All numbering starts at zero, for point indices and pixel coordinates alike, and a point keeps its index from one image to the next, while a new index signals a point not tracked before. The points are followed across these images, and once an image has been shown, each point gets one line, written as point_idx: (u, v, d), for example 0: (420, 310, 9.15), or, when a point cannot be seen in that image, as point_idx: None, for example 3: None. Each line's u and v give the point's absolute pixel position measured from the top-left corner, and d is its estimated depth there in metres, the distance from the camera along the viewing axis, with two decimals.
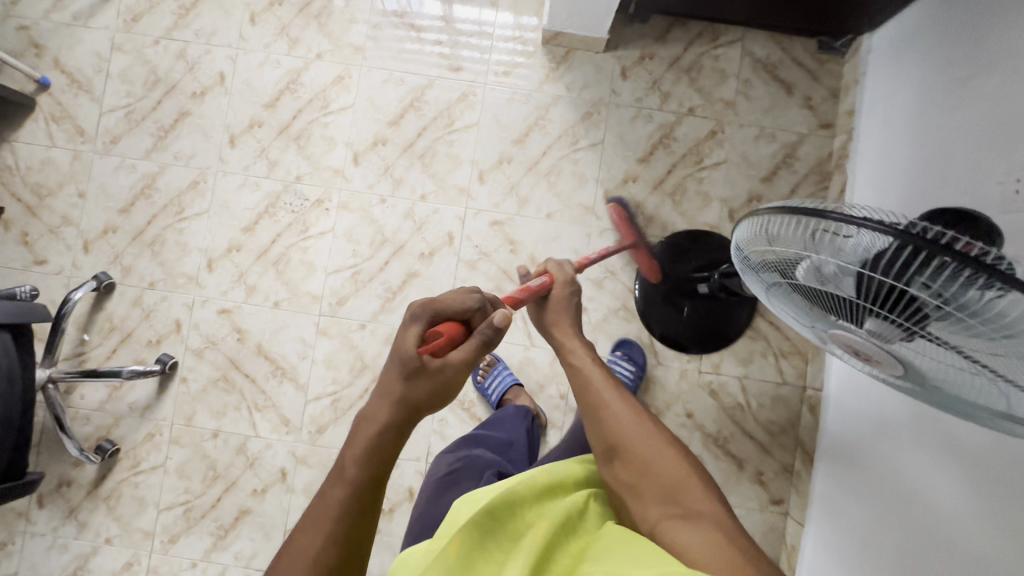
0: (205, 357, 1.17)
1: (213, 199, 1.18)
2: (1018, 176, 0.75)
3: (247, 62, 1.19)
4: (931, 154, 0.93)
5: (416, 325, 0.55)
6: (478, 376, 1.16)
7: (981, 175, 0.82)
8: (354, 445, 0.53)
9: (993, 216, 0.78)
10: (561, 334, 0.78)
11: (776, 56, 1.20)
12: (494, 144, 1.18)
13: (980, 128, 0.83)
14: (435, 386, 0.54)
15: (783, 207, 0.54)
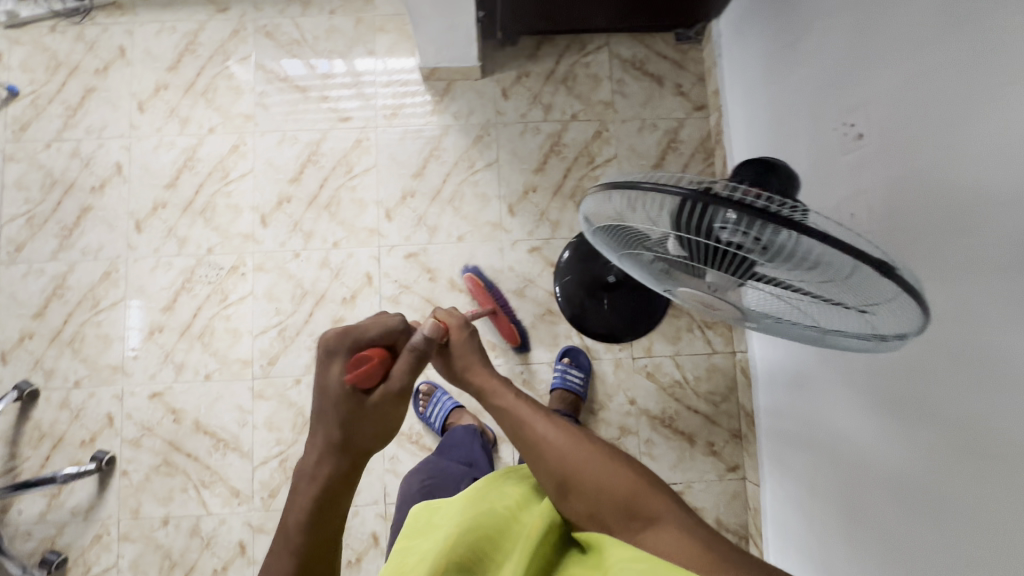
0: (143, 445, 1.15)
1: (127, 286, 1.19)
2: (846, 121, 0.82)
3: (141, 148, 1.22)
4: (781, 116, 1.01)
5: (336, 359, 0.56)
6: (419, 406, 1.18)
7: (822, 125, 0.89)
8: (297, 504, 0.55)
9: (837, 159, 0.85)
10: (476, 370, 0.73)
11: (641, 54, 1.29)
12: (394, 182, 1.22)
13: (814, 84, 0.90)
14: (374, 419, 0.56)
15: (608, 182, 0.56)
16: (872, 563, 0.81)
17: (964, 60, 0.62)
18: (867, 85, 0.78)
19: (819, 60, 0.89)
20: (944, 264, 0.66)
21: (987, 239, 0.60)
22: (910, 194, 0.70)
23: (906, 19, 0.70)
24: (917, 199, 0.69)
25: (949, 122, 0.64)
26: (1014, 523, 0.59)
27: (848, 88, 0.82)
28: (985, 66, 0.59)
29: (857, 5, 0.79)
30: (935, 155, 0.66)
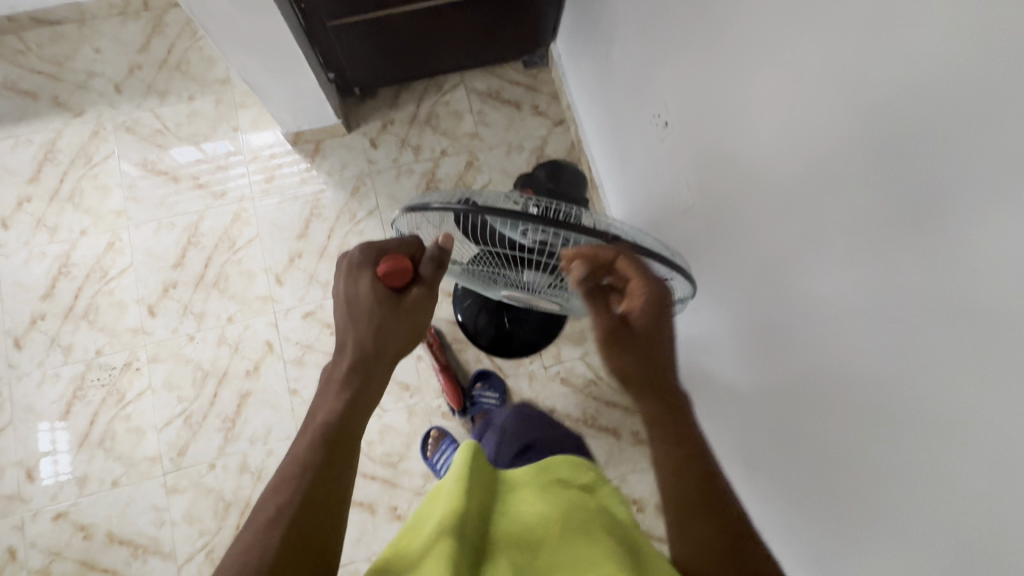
0: (53, 572, 1.07)
1: (15, 407, 1.14)
2: (653, 114, 0.91)
3: (10, 265, 1.19)
4: (614, 118, 1.10)
5: (364, 272, 0.55)
6: (426, 449, 1.16)
7: (640, 121, 0.97)
8: (328, 402, 0.51)
9: (657, 148, 0.93)
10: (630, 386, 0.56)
11: (496, 85, 1.37)
12: (279, 247, 1.23)
13: (628, 86, 0.99)
14: (400, 326, 0.55)
15: (405, 207, 0.57)
16: (765, 514, 0.83)
17: (710, 43, 0.69)
18: (660, 79, 0.86)
19: (627, 64, 0.97)
20: (741, 221, 0.71)
21: (760, 194, 0.65)
22: (710, 165, 0.76)
23: (669, 17, 0.78)
24: (714, 169, 0.75)
25: (716, 96, 0.70)
26: (831, 444, 0.61)
27: (649, 83, 0.90)
28: (722, 45, 0.66)
29: (639, 10, 0.88)
30: (716, 128, 0.72)
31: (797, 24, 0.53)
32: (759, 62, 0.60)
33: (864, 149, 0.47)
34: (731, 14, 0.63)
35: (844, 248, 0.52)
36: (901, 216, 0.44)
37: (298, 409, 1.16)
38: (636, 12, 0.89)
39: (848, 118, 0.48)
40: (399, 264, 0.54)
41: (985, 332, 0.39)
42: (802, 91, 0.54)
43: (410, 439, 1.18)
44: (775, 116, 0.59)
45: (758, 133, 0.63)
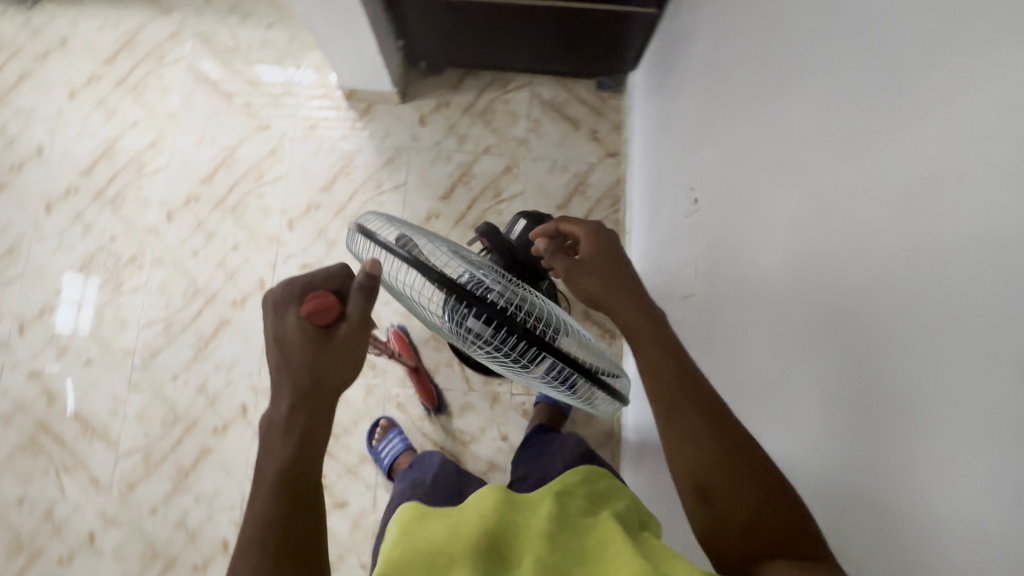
0: (14, 422, 1.15)
1: (28, 264, 1.22)
2: (689, 187, 0.87)
3: (64, 134, 1.26)
4: (655, 172, 1.07)
5: (288, 311, 0.47)
6: (370, 438, 1.15)
7: (677, 187, 0.93)
8: (273, 453, 0.45)
9: (683, 220, 0.89)
10: (619, 309, 0.57)
11: (562, 97, 1.32)
12: (301, 193, 1.25)
13: (678, 148, 0.95)
14: (341, 356, 0.47)
15: (366, 233, 0.51)
16: None
17: (765, 146, 0.66)
18: (707, 155, 0.82)
19: (685, 124, 0.92)
20: (738, 325, 0.70)
21: (765, 310, 0.64)
22: (723, 260, 0.75)
23: (735, 99, 0.74)
24: (728, 267, 0.74)
25: (753, 200, 0.68)
26: None
27: (696, 156, 0.86)
28: (777, 154, 0.63)
29: (711, 77, 0.83)
30: (743, 230, 0.70)
31: (855, 172, 0.50)
32: (806, 188, 0.57)
33: (879, 327, 0.46)
34: (795, 126, 0.60)
35: (829, 402, 0.52)
36: (895, 407, 0.44)
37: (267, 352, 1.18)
38: (706, 80, 0.84)
39: (872, 290, 0.47)
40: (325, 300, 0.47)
41: (956, 528, 0.38)
42: (837, 239, 0.52)
43: (359, 418, 1.18)
44: (801, 247, 0.58)
45: (780, 256, 0.62)
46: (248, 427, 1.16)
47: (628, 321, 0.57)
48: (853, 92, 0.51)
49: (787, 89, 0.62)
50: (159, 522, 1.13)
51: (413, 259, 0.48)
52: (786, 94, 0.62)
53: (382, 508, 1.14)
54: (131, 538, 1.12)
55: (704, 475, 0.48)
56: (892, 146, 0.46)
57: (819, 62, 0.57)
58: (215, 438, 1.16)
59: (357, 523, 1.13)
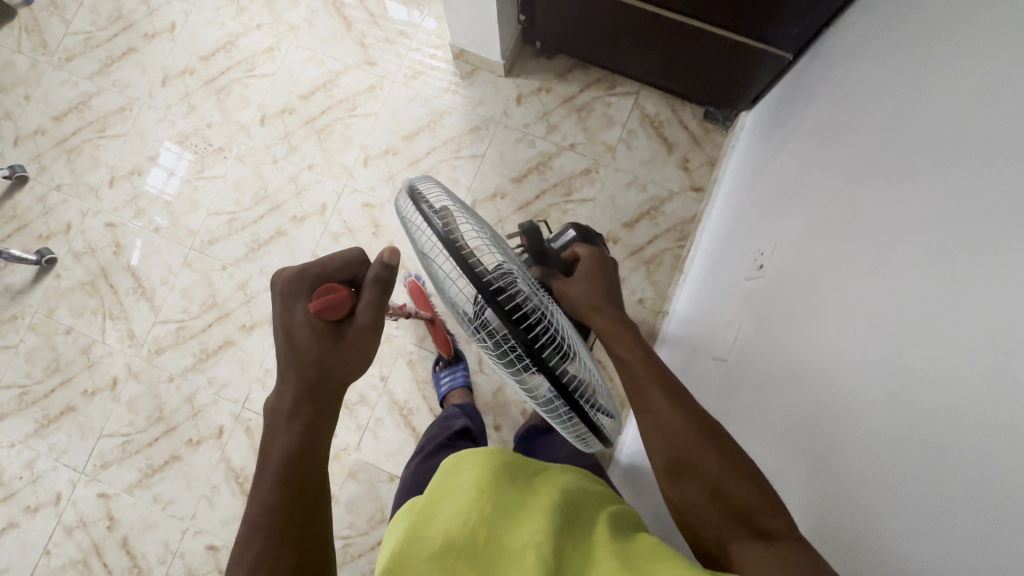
0: (82, 261, 1.27)
1: (133, 126, 1.31)
2: (759, 252, 0.83)
3: (197, 18, 1.34)
4: (732, 223, 1.02)
5: (301, 301, 0.55)
6: (437, 364, 1.19)
7: (747, 247, 0.89)
8: (279, 438, 0.52)
9: (740, 282, 0.85)
10: (595, 312, 0.67)
11: (664, 115, 1.27)
12: (385, 135, 1.28)
13: (761, 206, 0.90)
14: (352, 349, 0.55)
15: (411, 195, 0.53)
16: None
17: (846, 238, 0.62)
18: (786, 224, 0.78)
19: (778, 185, 0.87)
20: (755, 402, 0.69)
21: (786, 400, 0.63)
22: (761, 334, 0.73)
23: (836, 179, 0.70)
24: (763, 344, 0.72)
25: (812, 286, 0.66)
26: None
27: (776, 221, 0.82)
28: (852, 251, 0.60)
29: (821, 147, 0.78)
30: (792, 313, 0.68)
31: (924, 300, 0.47)
32: (866, 298, 0.55)
33: (889, 460, 0.45)
34: (884, 231, 0.56)
35: (822, 513, 0.52)
36: (878, 543, 0.44)
37: None
38: (817, 148, 0.79)
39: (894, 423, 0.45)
40: (338, 295, 0.54)
41: None
42: (878, 357, 0.50)
43: None
44: (840, 351, 0.56)
45: (819, 351, 0.59)
46: (271, 334, 1.23)
47: (601, 324, 0.66)
48: (963, 217, 0.46)
49: (890, 187, 0.58)
50: (172, 391, 1.22)
51: (446, 235, 0.49)
52: (887, 194, 0.58)
53: (364, 449, 1.19)
54: (145, 396, 1.23)
55: (679, 452, 0.53)
56: (971, 292, 0.42)
57: (936, 174, 0.51)
58: (240, 334, 1.23)
59: (338, 455, 1.19)
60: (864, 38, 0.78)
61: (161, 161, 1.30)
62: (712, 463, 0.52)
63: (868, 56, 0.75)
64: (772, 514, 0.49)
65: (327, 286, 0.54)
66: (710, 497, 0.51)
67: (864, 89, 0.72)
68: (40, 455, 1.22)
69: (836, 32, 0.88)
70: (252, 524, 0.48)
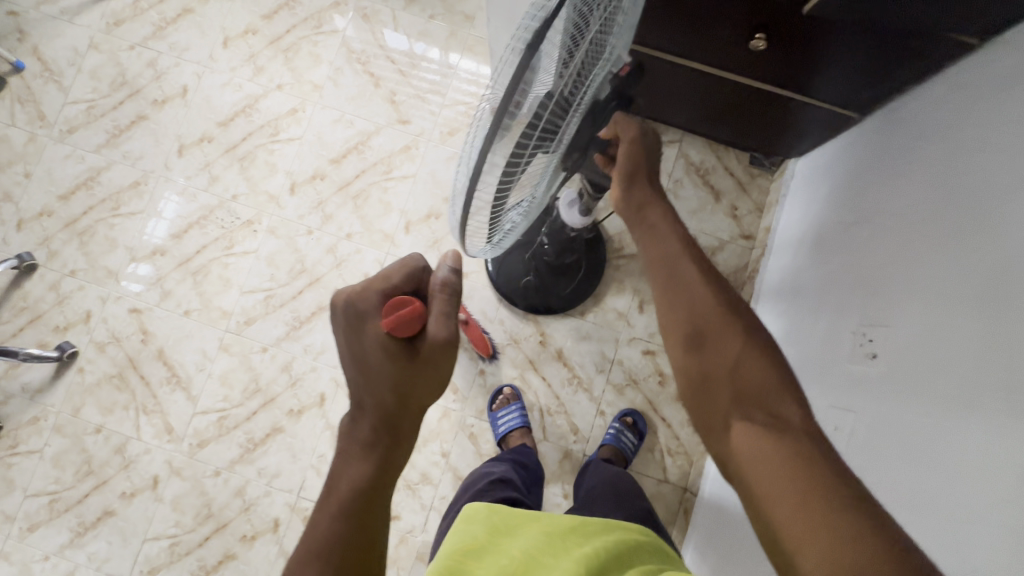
0: (106, 351, 1.18)
1: (150, 202, 1.23)
2: (864, 333, 0.82)
3: (210, 81, 1.26)
4: (809, 286, 1.00)
5: (372, 320, 0.49)
6: (493, 403, 1.18)
7: (844, 321, 0.88)
8: (352, 467, 0.49)
9: (846, 365, 0.84)
10: (638, 178, 0.66)
11: (710, 163, 1.26)
12: (425, 199, 1.22)
13: (849, 275, 0.89)
14: (427, 377, 0.49)
15: None
16: None
17: (973, 346, 0.62)
18: (889, 307, 0.78)
19: (870, 258, 0.85)
20: (885, 499, 0.70)
21: (931, 511, 0.62)
22: (883, 428, 0.73)
23: (945, 267, 0.69)
24: (889, 438, 0.72)
25: (936, 388, 0.66)
26: None
27: (877, 298, 0.81)
28: (983, 365, 0.60)
29: (916, 221, 0.77)
30: (919, 412, 0.68)
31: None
32: (1011, 425, 0.55)
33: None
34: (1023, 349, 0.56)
35: None
36: None
37: None
38: (910, 223, 0.78)
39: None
40: (409, 313, 0.47)
41: None
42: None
43: (429, 437, 1.18)
44: (987, 475, 0.56)
45: (960, 466, 0.60)
46: (321, 417, 1.17)
47: (638, 191, 0.66)
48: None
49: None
50: (220, 485, 1.15)
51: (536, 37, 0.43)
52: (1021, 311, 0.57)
53: (431, 531, 1.14)
54: (190, 492, 1.15)
55: (707, 326, 0.55)
56: None
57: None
58: (288, 420, 1.17)
59: (404, 538, 1.14)
60: (957, 113, 0.75)
61: (185, 238, 1.21)
62: (734, 350, 0.53)
63: (962, 136, 0.73)
64: (782, 398, 0.50)
65: (397, 300, 0.48)
66: (727, 374, 0.53)
67: (962, 173, 0.71)
68: (79, 566, 1.13)
69: (915, 101, 0.85)
70: (314, 543, 0.46)
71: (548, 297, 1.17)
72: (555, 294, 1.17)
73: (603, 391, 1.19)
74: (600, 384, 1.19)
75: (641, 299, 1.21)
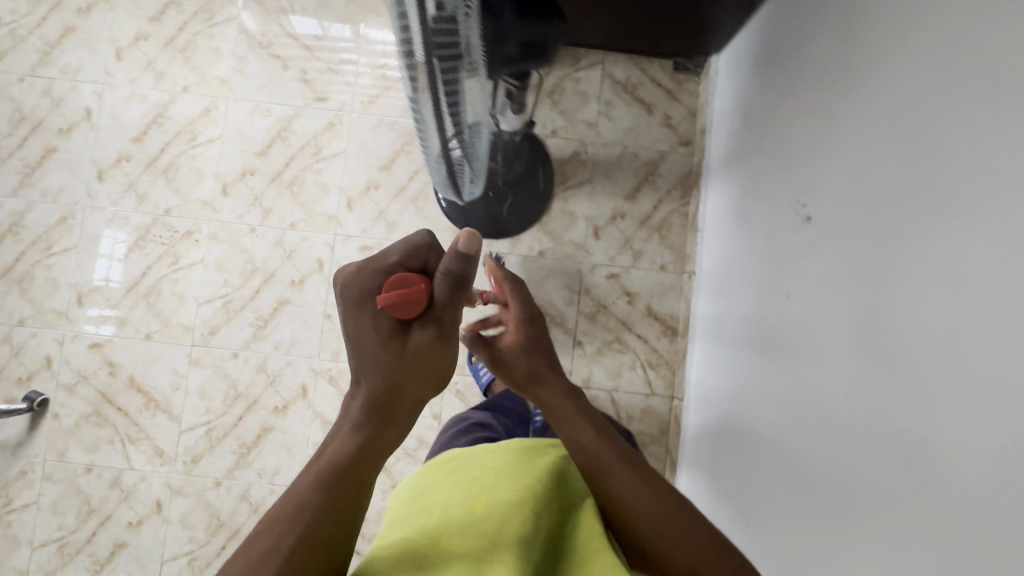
0: (77, 392, 1.17)
1: (82, 234, 1.19)
2: (798, 200, 0.79)
3: (113, 97, 1.20)
4: (750, 173, 0.98)
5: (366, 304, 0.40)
6: (471, 356, 1.19)
7: (780, 197, 0.86)
8: (340, 443, 0.40)
9: (784, 236, 0.82)
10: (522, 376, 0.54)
11: (635, 78, 1.24)
12: (361, 171, 1.20)
13: (785, 150, 0.85)
14: (425, 374, 0.41)
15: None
16: None
17: (882, 181, 0.58)
18: (817, 168, 0.75)
19: (797, 127, 0.83)
20: (811, 373, 0.69)
21: (862, 355, 0.59)
22: (815, 294, 0.70)
23: (857, 109, 0.66)
24: (820, 294, 0.69)
25: (854, 231, 0.63)
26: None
27: (806, 163, 0.79)
28: (890, 189, 0.56)
29: (835, 75, 0.74)
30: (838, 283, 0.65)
31: (995, 309, 0.43)
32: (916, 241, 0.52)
33: (964, 481, 0.45)
34: (922, 160, 0.52)
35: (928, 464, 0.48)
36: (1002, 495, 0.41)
37: (327, 334, 1.18)
38: (828, 79, 0.75)
39: (972, 443, 0.44)
40: (407, 300, 0.39)
41: None
42: (939, 359, 0.48)
43: None
44: (902, 300, 0.53)
45: (878, 308, 0.57)
46: (307, 407, 1.17)
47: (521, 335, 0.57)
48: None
49: (921, 111, 0.53)
50: (223, 494, 1.16)
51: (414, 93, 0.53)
52: (921, 146, 0.52)
53: None
54: (196, 508, 1.16)
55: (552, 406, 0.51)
56: None
57: (985, 153, 0.45)
58: (276, 417, 1.17)
59: None
60: None
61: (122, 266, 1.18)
62: (574, 418, 0.49)
63: None
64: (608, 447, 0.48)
65: (398, 279, 0.40)
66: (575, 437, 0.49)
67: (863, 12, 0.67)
68: None
69: None
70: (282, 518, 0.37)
71: (527, 212, 1.18)
72: (530, 205, 1.18)
73: (576, 322, 1.21)
74: (572, 316, 1.21)
75: (594, 226, 1.22)
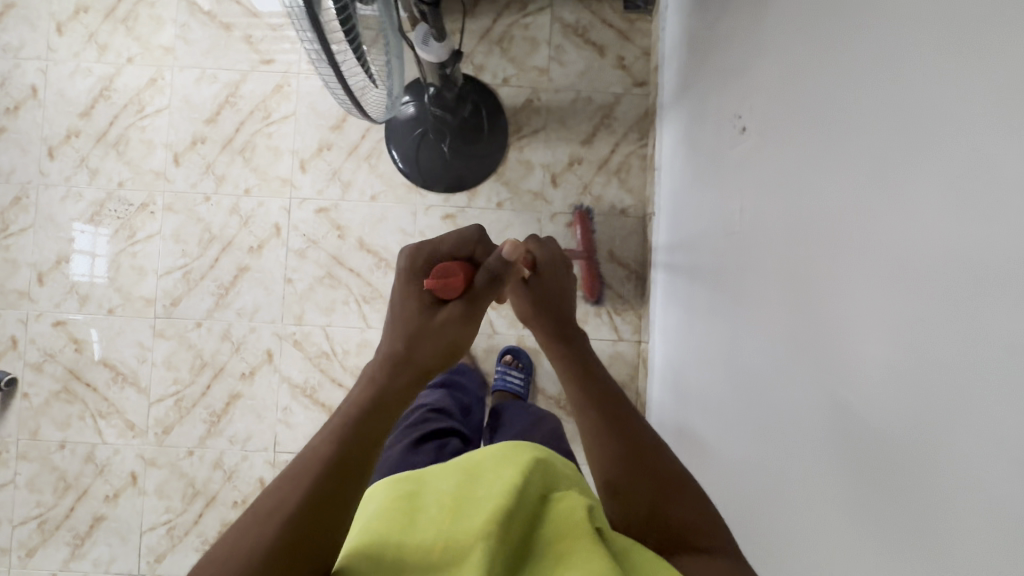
0: (45, 370, 1.17)
1: (38, 213, 1.18)
2: (738, 115, 0.76)
3: (57, 73, 1.19)
4: (697, 98, 0.95)
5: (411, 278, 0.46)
6: None
7: (723, 116, 0.82)
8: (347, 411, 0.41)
9: (727, 154, 0.79)
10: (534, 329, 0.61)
11: (586, 20, 1.22)
12: (312, 132, 1.19)
13: (726, 67, 0.82)
14: (443, 346, 0.44)
15: None
16: None
17: (806, 71, 0.55)
18: (752, 77, 0.71)
19: (733, 40, 0.79)
20: (755, 299, 0.66)
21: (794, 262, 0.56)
22: (755, 209, 0.67)
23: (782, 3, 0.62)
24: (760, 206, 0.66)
25: (785, 133, 0.59)
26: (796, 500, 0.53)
27: (742, 75, 0.75)
28: (813, 79, 0.53)
29: None
30: (777, 210, 0.61)
31: (897, 188, 0.39)
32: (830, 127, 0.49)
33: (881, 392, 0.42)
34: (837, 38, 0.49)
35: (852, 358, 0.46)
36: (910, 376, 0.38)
37: (289, 298, 1.18)
38: None
39: (889, 353, 0.41)
40: (446, 281, 0.45)
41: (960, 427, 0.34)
42: (851, 251, 0.45)
43: None
44: (823, 192, 0.50)
45: (805, 207, 0.54)
46: (274, 372, 1.17)
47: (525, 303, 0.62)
48: (936, 142, 0.36)
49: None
50: (197, 463, 1.16)
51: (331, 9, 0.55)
52: (835, 26, 0.49)
53: None
54: (171, 478, 1.17)
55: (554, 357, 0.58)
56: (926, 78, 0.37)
57: (893, 34, 0.41)
58: (243, 384, 1.17)
59: None
60: None
61: (79, 243, 1.18)
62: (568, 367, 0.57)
63: None
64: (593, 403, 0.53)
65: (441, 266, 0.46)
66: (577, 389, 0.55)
67: None
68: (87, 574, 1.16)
69: None
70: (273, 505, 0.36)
71: (480, 167, 1.17)
72: (482, 160, 1.17)
73: None
74: None
75: (551, 174, 1.20)
